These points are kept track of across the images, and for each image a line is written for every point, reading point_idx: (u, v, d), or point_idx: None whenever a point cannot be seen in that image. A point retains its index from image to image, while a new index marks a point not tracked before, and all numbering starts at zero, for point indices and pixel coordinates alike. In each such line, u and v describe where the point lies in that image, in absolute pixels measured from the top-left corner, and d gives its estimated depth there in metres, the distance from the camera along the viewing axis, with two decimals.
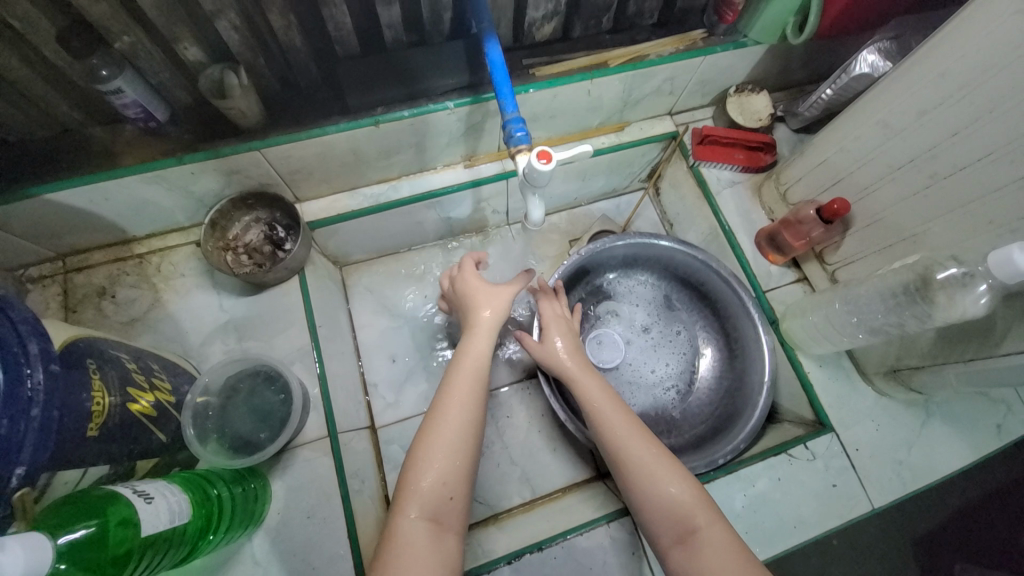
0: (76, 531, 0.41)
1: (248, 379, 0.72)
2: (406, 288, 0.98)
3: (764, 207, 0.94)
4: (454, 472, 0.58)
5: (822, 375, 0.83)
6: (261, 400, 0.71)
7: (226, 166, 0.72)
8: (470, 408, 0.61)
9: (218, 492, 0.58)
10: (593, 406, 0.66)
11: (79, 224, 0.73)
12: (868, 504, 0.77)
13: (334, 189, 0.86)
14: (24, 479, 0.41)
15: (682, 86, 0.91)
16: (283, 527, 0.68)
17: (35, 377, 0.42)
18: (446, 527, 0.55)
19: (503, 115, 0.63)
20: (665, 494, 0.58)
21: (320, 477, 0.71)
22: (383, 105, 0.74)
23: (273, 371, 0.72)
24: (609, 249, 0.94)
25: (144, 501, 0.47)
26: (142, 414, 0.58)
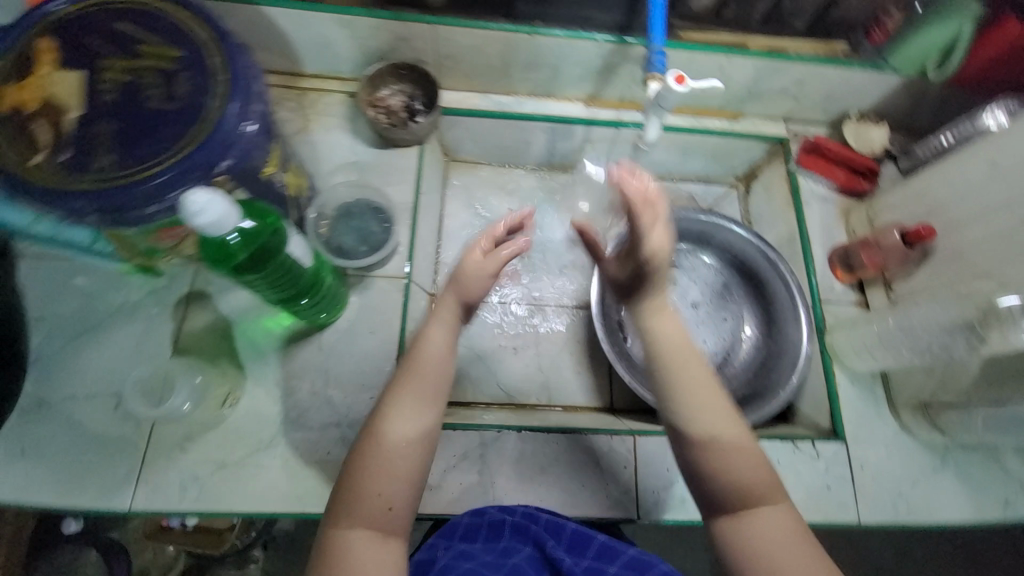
0: (248, 223, 0.54)
1: (361, 207, 0.86)
2: (495, 198, 1.09)
3: (846, 228, 0.98)
4: (405, 461, 0.53)
5: (851, 391, 0.86)
6: (366, 226, 0.85)
7: (401, 31, 0.84)
8: (421, 404, 0.55)
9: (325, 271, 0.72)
10: (676, 361, 0.59)
11: (272, 44, 0.87)
12: (854, 516, 0.80)
13: (471, 87, 0.97)
14: (228, 171, 0.53)
15: (808, 93, 0.96)
16: (348, 332, 0.80)
17: (258, 104, 0.55)
18: (390, 534, 0.52)
19: (649, 47, 0.71)
20: (745, 450, 0.56)
21: (388, 306, 0.83)
22: (541, 20, 0.85)
23: (384, 208, 0.87)
24: (687, 220, 0.99)
25: (294, 235, 0.60)
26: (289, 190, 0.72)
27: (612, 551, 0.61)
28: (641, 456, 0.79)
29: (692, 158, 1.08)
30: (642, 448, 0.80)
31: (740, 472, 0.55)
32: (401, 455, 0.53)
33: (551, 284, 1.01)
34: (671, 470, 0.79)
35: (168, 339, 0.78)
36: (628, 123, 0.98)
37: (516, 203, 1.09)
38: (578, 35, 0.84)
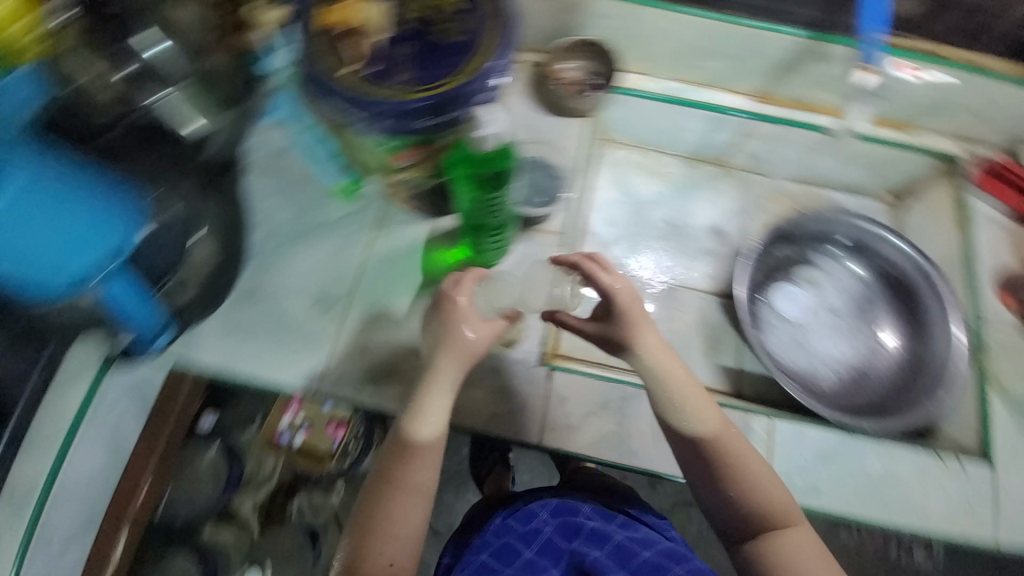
0: None
1: (536, 166, 0.94)
2: (641, 178, 1.12)
3: (1017, 256, 0.93)
4: (434, 440, 0.62)
5: (1008, 419, 0.83)
6: (539, 182, 0.93)
7: (601, 6, 0.90)
8: (428, 455, 0.62)
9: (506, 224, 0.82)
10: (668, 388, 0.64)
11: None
12: (1002, 544, 0.77)
13: (644, 69, 1.01)
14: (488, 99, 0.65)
15: (997, 112, 0.92)
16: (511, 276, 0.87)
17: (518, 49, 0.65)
18: (424, 494, 0.62)
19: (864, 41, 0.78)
20: (772, 494, 0.63)
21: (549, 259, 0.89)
22: (739, 10, 0.88)
23: (558, 171, 0.95)
24: (837, 221, 1.00)
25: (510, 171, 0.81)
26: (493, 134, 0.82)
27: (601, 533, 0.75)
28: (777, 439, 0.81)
29: (853, 168, 1.05)
30: (778, 432, 0.82)
31: (770, 501, 0.63)
32: (423, 478, 0.61)
33: (688, 268, 1.06)
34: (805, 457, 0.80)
35: (361, 255, 0.88)
36: (795, 120, 0.99)
37: (660, 187, 1.11)
38: (772, 27, 0.87)
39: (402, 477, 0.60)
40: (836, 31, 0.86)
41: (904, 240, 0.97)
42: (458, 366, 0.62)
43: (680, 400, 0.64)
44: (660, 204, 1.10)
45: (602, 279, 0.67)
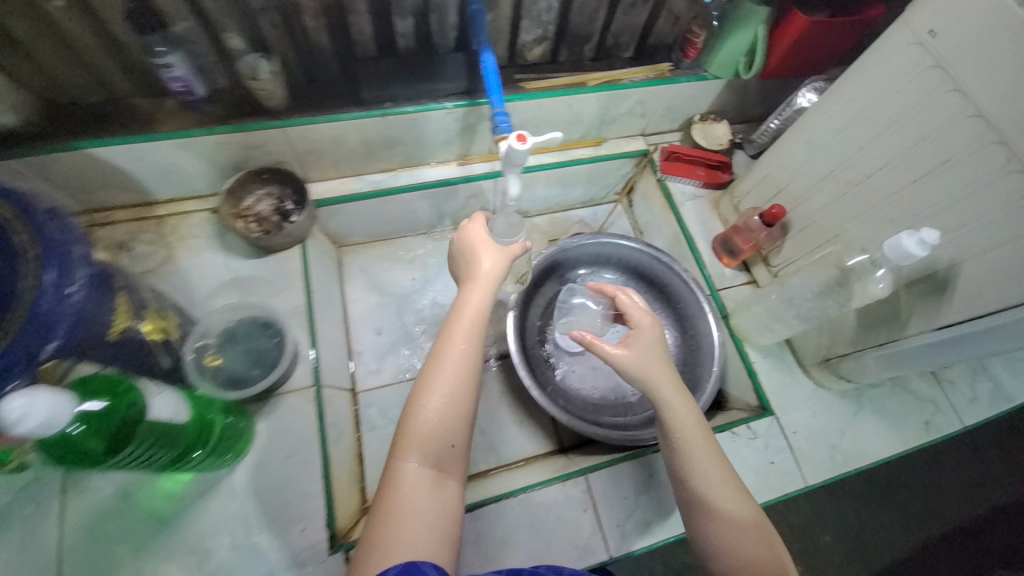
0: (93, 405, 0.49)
1: (247, 326, 0.79)
2: (397, 270, 1.07)
3: (720, 218, 1.05)
4: (449, 422, 0.64)
5: (766, 366, 0.92)
6: (257, 342, 0.79)
7: (249, 140, 0.82)
8: (458, 423, 0.64)
9: (215, 416, 0.67)
10: (654, 380, 0.70)
11: (110, 182, 0.82)
12: (803, 483, 0.84)
13: (342, 173, 0.96)
14: (57, 353, 0.50)
15: (652, 110, 1.05)
16: (262, 465, 0.74)
17: (78, 274, 0.52)
18: (445, 475, 0.63)
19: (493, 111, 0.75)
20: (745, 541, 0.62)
21: (302, 421, 0.78)
22: (391, 100, 0.86)
23: (270, 320, 0.80)
24: (581, 245, 1.04)
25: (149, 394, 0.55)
26: (151, 338, 0.66)
27: None
28: (599, 494, 0.79)
29: (572, 188, 1.15)
30: (596, 486, 0.79)
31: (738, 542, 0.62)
32: (451, 384, 0.65)
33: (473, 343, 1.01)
34: (628, 498, 0.79)
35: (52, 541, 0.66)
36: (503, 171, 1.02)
37: (417, 272, 1.08)
38: (428, 105, 0.87)
39: (435, 374, 0.64)
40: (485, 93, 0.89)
41: (637, 240, 1.05)
42: (474, 321, 0.68)
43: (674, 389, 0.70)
44: (425, 287, 1.06)
45: (633, 312, 0.75)
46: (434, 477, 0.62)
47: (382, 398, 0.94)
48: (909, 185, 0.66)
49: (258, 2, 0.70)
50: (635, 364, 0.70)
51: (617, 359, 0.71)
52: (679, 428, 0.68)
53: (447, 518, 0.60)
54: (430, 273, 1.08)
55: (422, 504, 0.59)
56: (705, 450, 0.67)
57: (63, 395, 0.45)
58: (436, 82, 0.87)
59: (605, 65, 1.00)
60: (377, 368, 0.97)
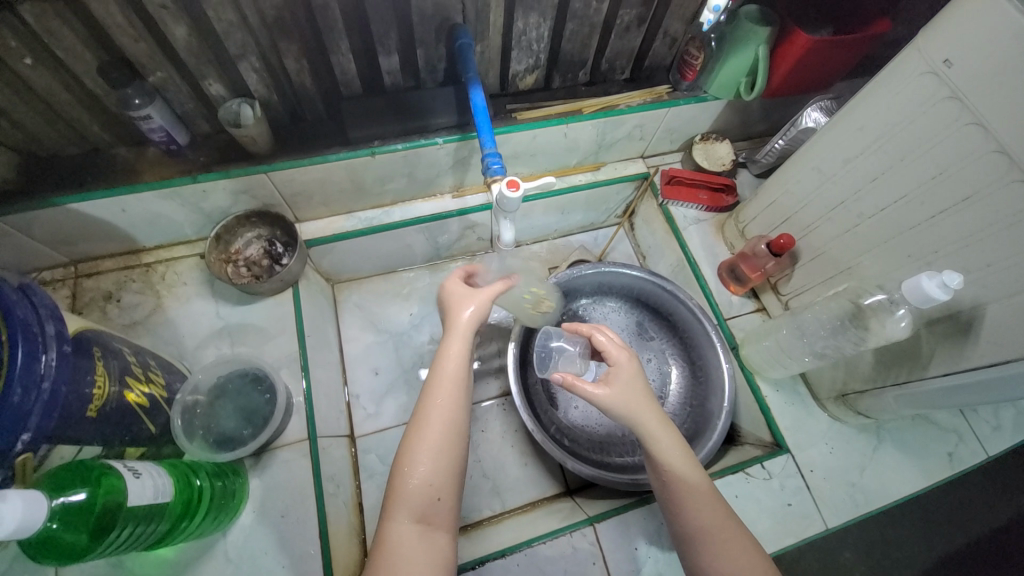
0: (71, 495, 0.46)
1: (237, 380, 0.77)
2: (393, 306, 1.05)
3: (726, 243, 1.02)
4: (436, 472, 0.61)
5: (778, 399, 0.88)
6: (248, 399, 0.76)
7: (235, 186, 0.80)
8: (442, 470, 0.61)
9: (199, 482, 0.62)
10: (639, 416, 0.64)
11: (95, 233, 0.79)
12: (822, 525, 0.80)
13: (333, 212, 0.94)
14: (28, 445, 0.47)
15: (651, 132, 1.01)
16: (257, 525, 0.71)
17: (48, 356, 0.48)
18: (436, 526, 0.59)
19: (484, 151, 0.72)
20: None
21: (297, 477, 0.75)
22: (379, 139, 0.83)
23: (262, 374, 0.77)
24: (583, 276, 1.00)
25: (133, 476, 0.52)
26: (136, 404, 0.63)
27: None
28: (608, 545, 0.75)
29: (571, 214, 1.12)
30: (605, 536, 0.76)
31: None
32: (435, 432, 0.62)
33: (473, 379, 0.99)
34: (640, 548, 0.75)
35: None
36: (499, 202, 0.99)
37: (415, 307, 1.06)
38: (420, 142, 0.84)
39: (427, 433, 0.62)
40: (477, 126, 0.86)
41: (640, 268, 1.01)
42: (456, 368, 0.66)
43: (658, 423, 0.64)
44: (422, 323, 1.03)
45: (611, 349, 0.68)
46: (425, 525, 0.59)
47: (381, 442, 0.92)
48: (930, 220, 0.63)
49: (236, 49, 0.68)
50: (620, 402, 0.63)
51: (601, 399, 0.64)
52: (674, 474, 0.62)
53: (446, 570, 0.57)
54: (428, 307, 1.06)
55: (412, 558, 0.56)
56: (704, 498, 0.60)
57: (34, 495, 0.42)
58: (425, 118, 0.84)
59: (601, 89, 0.97)
60: (376, 410, 0.95)
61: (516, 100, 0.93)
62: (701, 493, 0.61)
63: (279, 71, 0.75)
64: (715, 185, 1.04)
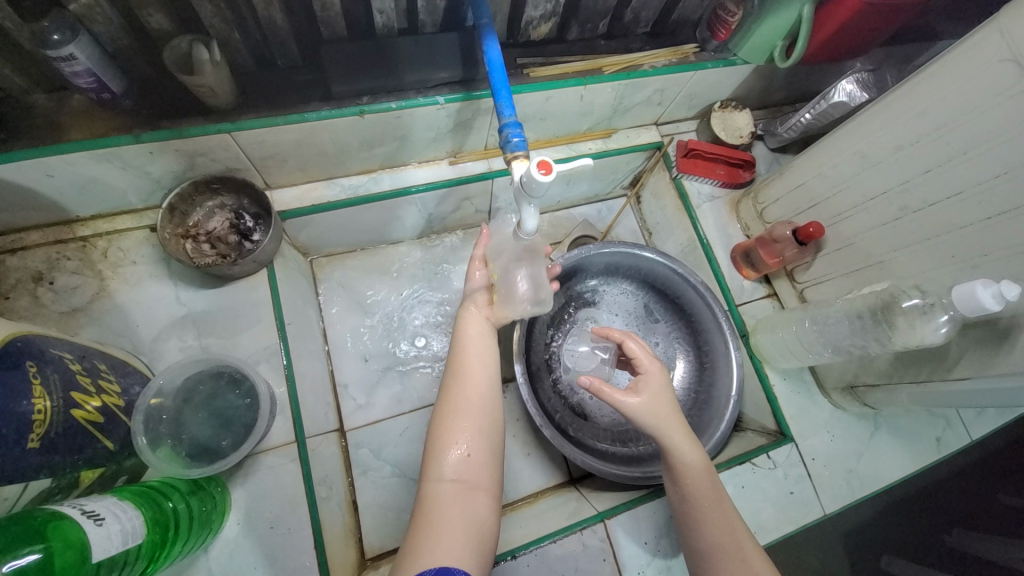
0: (22, 557, 0.37)
1: (210, 381, 0.67)
2: (381, 284, 0.95)
3: (740, 223, 0.96)
4: (470, 430, 0.60)
5: (786, 388, 0.87)
6: (223, 402, 0.66)
7: (190, 147, 0.65)
8: (479, 429, 0.60)
9: (173, 505, 0.54)
10: (664, 426, 0.66)
11: (11, 203, 0.64)
12: (821, 511, 0.82)
13: (311, 178, 0.81)
14: None
15: (671, 98, 0.91)
16: (244, 539, 0.64)
17: None
18: (475, 486, 0.57)
19: (500, 119, 0.61)
20: None
21: (286, 484, 0.68)
22: (367, 95, 0.70)
23: (239, 373, 0.67)
24: (592, 256, 0.93)
25: (93, 523, 0.43)
26: (86, 421, 0.52)
27: None
28: (617, 542, 0.73)
29: (577, 184, 1.03)
30: (616, 532, 0.74)
31: None
32: (472, 395, 0.62)
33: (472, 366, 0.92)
34: (648, 543, 0.74)
35: None
36: (503, 171, 0.88)
37: (406, 286, 0.96)
38: (416, 100, 0.70)
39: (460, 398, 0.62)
40: (485, 84, 0.73)
41: (652, 248, 0.94)
42: (475, 340, 0.67)
43: (677, 419, 0.67)
44: (415, 304, 0.94)
45: (643, 357, 0.70)
46: (465, 486, 0.56)
47: (374, 435, 0.85)
48: (984, 220, 0.59)
49: None
50: (648, 412, 0.66)
51: (629, 408, 0.66)
52: (686, 467, 0.66)
53: (486, 532, 0.54)
54: (421, 286, 0.97)
55: (454, 518, 0.53)
56: (714, 506, 0.64)
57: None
58: (423, 70, 0.71)
59: (621, 44, 0.85)
60: (367, 400, 0.87)
61: (526, 53, 0.80)
62: (710, 500, 0.64)
63: (242, 4, 0.60)
64: (732, 160, 0.96)
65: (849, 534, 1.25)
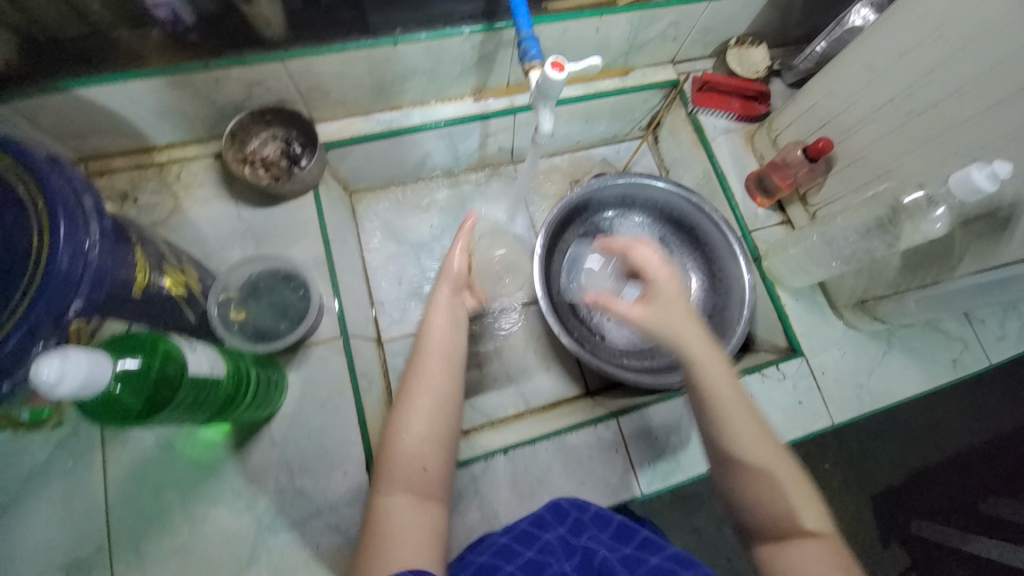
0: (129, 361, 0.47)
1: (268, 279, 0.77)
2: (413, 216, 1.04)
3: (755, 154, 0.99)
4: (427, 441, 0.58)
5: (797, 308, 0.90)
6: (279, 295, 0.77)
7: (249, 76, 0.75)
8: (439, 435, 0.58)
9: (245, 366, 0.64)
10: (677, 332, 0.64)
11: (100, 126, 0.75)
12: (829, 421, 0.85)
13: (350, 113, 0.90)
14: (81, 313, 0.47)
15: (686, 32, 0.95)
16: (298, 414, 0.75)
17: (91, 226, 0.48)
18: (427, 495, 0.56)
19: (518, 37, 0.67)
20: (770, 501, 0.56)
21: (333, 372, 0.77)
22: (400, 26, 0.77)
23: (292, 272, 0.77)
24: (607, 187, 0.98)
25: (188, 350, 0.53)
26: (175, 292, 0.63)
27: (627, 530, 0.60)
28: (630, 436, 0.80)
29: (596, 123, 1.08)
30: (627, 428, 0.80)
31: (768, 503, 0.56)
32: (427, 402, 0.60)
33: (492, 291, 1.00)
34: (659, 438, 0.80)
35: (99, 488, 0.70)
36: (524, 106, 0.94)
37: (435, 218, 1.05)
38: (444, 32, 0.78)
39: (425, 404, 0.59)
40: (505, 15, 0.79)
41: (666, 180, 0.99)
42: (443, 343, 0.65)
43: (699, 339, 0.63)
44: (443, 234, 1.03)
45: (652, 265, 0.68)
46: (422, 499, 0.56)
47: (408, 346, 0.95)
48: (983, 113, 0.61)
49: None
50: (657, 319, 0.64)
51: (637, 316, 0.65)
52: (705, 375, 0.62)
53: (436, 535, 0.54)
54: (450, 218, 1.06)
55: (413, 531, 0.53)
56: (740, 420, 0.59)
57: (98, 359, 0.42)
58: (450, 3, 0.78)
59: None
60: (402, 315, 0.97)
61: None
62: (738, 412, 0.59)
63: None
64: (745, 93, 1.00)
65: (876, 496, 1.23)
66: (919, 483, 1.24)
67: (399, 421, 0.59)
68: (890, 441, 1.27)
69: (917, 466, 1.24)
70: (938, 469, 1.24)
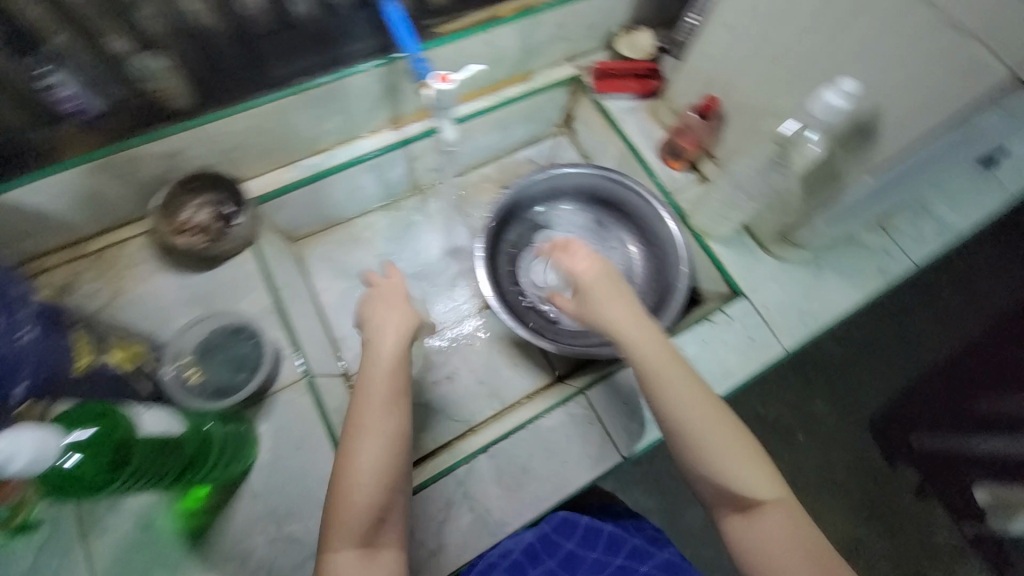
0: (86, 430, 0.60)
1: (219, 335, 0.83)
2: (356, 253, 1.09)
3: (660, 124, 1.09)
4: (373, 491, 0.64)
5: (729, 254, 0.97)
6: (232, 351, 0.83)
7: (164, 149, 0.79)
8: (386, 479, 0.65)
9: (210, 427, 0.71)
10: (617, 324, 0.76)
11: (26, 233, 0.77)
12: (782, 349, 0.90)
13: (276, 164, 0.93)
14: None
15: (574, 30, 1.03)
16: (276, 462, 0.76)
17: (22, 329, 0.67)
18: (378, 549, 0.64)
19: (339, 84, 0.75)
20: (738, 479, 0.68)
21: (302, 413, 0.80)
22: (302, 76, 0.83)
23: (241, 324, 0.83)
24: (532, 184, 1.05)
25: (137, 412, 0.67)
26: (125, 367, 0.76)
27: (617, 541, 0.83)
28: (600, 408, 0.83)
29: (512, 128, 1.14)
30: (597, 402, 0.84)
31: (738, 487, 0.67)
32: (373, 451, 0.66)
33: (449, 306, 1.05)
34: (628, 402, 0.84)
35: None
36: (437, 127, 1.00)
37: (377, 249, 1.10)
38: (342, 73, 0.84)
39: (368, 449, 0.65)
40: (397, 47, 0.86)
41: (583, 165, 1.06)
42: (388, 364, 0.72)
43: (642, 347, 0.73)
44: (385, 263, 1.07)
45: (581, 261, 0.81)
46: (370, 552, 0.63)
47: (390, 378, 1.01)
48: None
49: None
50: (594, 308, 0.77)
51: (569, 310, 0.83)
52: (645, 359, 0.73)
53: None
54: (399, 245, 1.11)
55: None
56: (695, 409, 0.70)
57: (46, 434, 0.54)
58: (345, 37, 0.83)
59: None
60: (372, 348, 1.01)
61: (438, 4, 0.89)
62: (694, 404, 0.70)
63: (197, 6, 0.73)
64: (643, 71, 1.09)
65: (873, 424, 1.62)
66: (905, 401, 1.61)
67: (344, 471, 0.65)
68: (855, 355, 1.70)
69: (904, 385, 1.63)
70: (919, 392, 1.60)
